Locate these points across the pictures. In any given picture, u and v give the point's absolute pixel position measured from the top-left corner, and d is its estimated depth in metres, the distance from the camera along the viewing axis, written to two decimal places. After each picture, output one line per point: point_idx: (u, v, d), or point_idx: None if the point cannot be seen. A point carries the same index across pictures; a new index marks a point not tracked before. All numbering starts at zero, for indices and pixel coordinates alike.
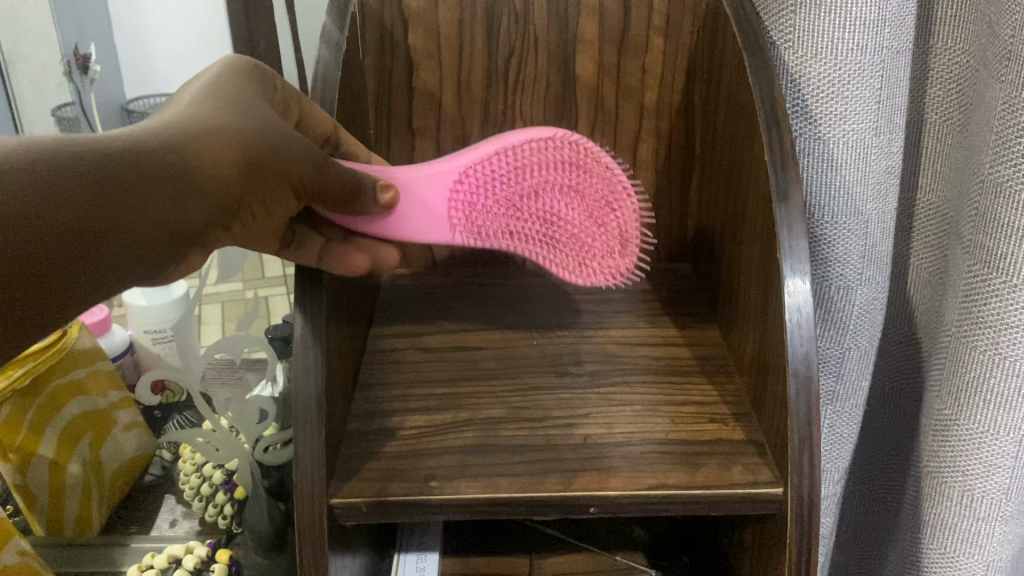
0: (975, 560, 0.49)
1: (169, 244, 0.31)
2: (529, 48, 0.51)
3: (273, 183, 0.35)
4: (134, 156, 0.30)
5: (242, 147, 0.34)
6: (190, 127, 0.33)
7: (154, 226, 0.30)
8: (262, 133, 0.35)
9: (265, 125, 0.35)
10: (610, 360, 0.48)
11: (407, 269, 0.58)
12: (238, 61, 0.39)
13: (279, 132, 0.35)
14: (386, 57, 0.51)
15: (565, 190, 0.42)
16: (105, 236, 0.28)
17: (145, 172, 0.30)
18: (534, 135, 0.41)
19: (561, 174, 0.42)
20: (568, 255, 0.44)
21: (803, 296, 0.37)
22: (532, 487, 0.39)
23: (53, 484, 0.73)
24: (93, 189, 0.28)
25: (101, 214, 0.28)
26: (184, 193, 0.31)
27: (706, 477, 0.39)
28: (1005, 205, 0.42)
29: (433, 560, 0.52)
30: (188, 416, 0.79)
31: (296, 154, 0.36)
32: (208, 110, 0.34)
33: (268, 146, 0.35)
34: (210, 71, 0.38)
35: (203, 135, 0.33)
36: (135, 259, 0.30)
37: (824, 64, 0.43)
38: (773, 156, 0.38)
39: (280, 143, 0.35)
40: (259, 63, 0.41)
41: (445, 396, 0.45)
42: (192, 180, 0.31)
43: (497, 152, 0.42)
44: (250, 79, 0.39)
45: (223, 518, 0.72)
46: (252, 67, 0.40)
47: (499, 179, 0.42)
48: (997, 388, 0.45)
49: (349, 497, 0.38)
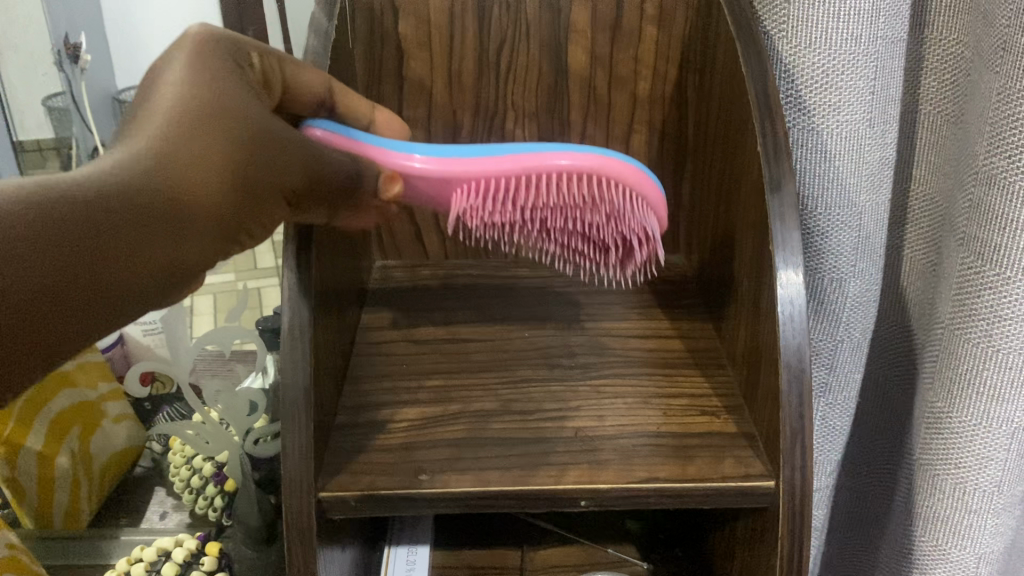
0: (966, 553, 0.49)
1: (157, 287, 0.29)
2: (521, 37, 0.50)
3: (265, 195, 0.32)
4: (107, 202, 0.27)
5: (226, 166, 0.30)
6: (168, 155, 0.29)
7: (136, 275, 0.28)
8: (243, 144, 0.31)
9: (251, 132, 0.31)
10: (601, 353, 0.48)
11: (398, 261, 0.57)
12: (209, 32, 0.33)
13: (261, 138, 0.32)
14: (376, 46, 0.50)
15: (592, 210, 0.40)
16: (94, 291, 0.26)
17: (123, 219, 0.27)
18: (573, 165, 0.37)
19: (596, 202, 0.39)
20: (545, 235, 0.43)
21: (796, 288, 0.37)
22: (522, 480, 0.38)
23: (42, 477, 0.72)
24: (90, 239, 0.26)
25: (102, 262, 0.26)
26: (170, 231, 0.28)
27: (698, 470, 0.39)
28: (999, 196, 0.42)
29: (424, 554, 0.51)
30: (177, 407, 0.78)
31: (281, 168, 0.32)
32: (186, 124, 0.30)
33: (252, 155, 0.31)
34: (174, 57, 0.32)
35: (179, 163, 0.29)
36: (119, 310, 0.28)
37: (818, 53, 0.42)
38: (765, 147, 0.38)
39: (263, 154, 0.32)
40: (229, 32, 0.34)
41: (435, 389, 0.45)
42: (177, 214, 0.29)
43: (526, 172, 0.38)
44: (223, 60, 0.33)
45: (212, 510, 0.72)
46: (221, 43, 0.33)
47: (517, 194, 0.39)
48: (990, 380, 0.44)
49: (338, 490, 0.38)
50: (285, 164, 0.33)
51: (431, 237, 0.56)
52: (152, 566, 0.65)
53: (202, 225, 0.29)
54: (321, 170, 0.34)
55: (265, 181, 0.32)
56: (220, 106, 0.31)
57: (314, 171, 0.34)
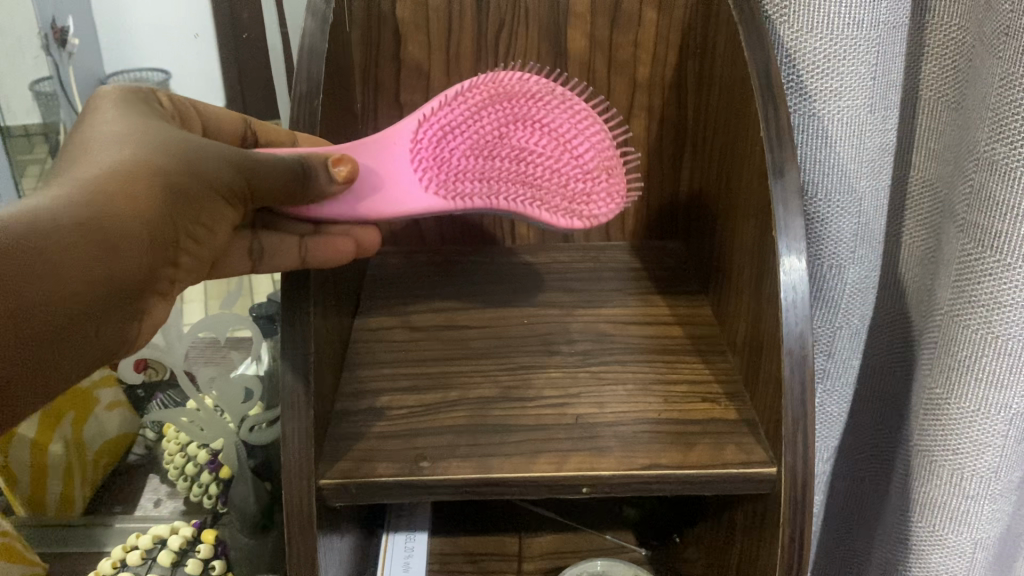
0: (963, 538, 0.49)
1: (116, 327, 0.31)
2: (519, 20, 0.50)
3: (203, 200, 0.35)
4: (77, 230, 0.29)
5: (153, 178, 0.33)
6: (103, 186, 0.31)
7: (94, 314, 0.30)
8: (168, 165, 0.33)
9: (172, 160, 0.34)
10: (601, 339, 0.47)
11: (395, 247, 0.57)
12: (124, 89, 0.38)
13: (191, 156, 0.35)
14: (373, 30, 0.50)
15: (536, 129, 0.42)
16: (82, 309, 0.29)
17: (96, 238, 0.30)
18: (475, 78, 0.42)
19: (529, 112, 0.42)
20: (554, 197, 0.42)
21: (798, 274, 0.36)
22: (523, 467, 0.38)
23: (35, 464, 0.73)
24: (81, 252, 0.29)
25: (89, 282, 0.29)
26: (125, 262, 0.31)
27: (699, 457, 0.39)
28: (1000, 182, 0.42)
29: (422, 540, 0.51)
30: (171, 394, 0.74)
31: (211, 170, 0.35)
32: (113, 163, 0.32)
33: (179, 171, 0.34)
34: (92, 112, 0.36)
35: (109, 190, 0.31)
36: (86, 344, 0.30)
37: (819, 39, 0.42)
38: (768, 133, 0.37)
39: (199, 166, 0.34)
40: (142, 86, 0.39)
41: (434, 375, 0.45)
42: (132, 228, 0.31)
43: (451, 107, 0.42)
44: (141, 96, 0.38)
45: (207, 498, 0.71)
46: (133, 91, 0.38)
47: (458, 128, 0.42)
48: (989, 366, 0.44)
49: (338, 478, 0.38)
50: (230, 161, 0.35)
51: (426, 222, 0.56)
52: (147, 554, 0.66)
53: (156, 245, 0.32)
54: (255, 171, 0.36)
55: (207, 186, 0.35)
56: (138, 135, 0.34)
57: (247, 172, 0.36)
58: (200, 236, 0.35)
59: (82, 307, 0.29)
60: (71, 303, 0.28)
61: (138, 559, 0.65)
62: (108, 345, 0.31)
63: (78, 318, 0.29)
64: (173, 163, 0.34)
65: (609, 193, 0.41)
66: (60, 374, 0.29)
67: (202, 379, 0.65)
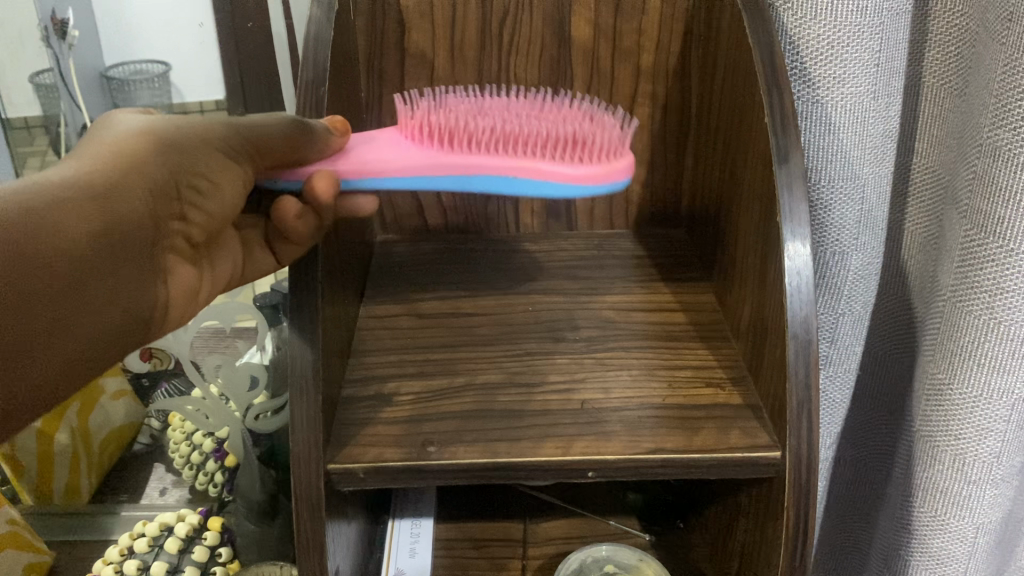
0: (965, 522, 0.49)
1: (138, 289, 0.32)
2: (523, 9, 0.50)
3: (203, 159, 0.35)
4: (72, 193, 0.30)
5: (150, 146, 0.34)
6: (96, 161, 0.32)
7: (108, 278, 0.30)
8: (163, 133, 0.35)
9: (167, 130, 0.35)
10: (606, 326, 0.48)
11: (399, 234, 0.57)
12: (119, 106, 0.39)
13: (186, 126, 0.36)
14: (377, 18, 0.50)
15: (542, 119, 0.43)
16: (93, 266, 0.29)
17: (94, 198, 0.30)
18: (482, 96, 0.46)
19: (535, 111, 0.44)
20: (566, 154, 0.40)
21: (803, 259, 0.37)
22: (529, 452, 0.39)
23: (41, 453, 0.74)
24: (81, 213, 0.29)
25: (96, 239, 0.30)
26: (121, 218, 0.31)
27: (704, 440, 0.39)
28: (1003, 168, 0.42)
29: (428, 526, 0.53)
30: (176, 383, 0.74)
31: (205, 134, 0.36)
32: (107, 145, 0.33)
33: (175, 138, 0.35)
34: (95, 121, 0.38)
35: (105, 165, 0.32)
36: (111, 306, 0.30)
37: (823, 25, 0.42)
38: (773, 119, 0.37)
39: (197, 133, 0.35)
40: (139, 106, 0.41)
41: (440, 361, 0.45)
42: (126, 191, 0.32)
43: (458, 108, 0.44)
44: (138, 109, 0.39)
45: (213, 486, 0.73)
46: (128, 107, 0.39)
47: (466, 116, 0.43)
48: (991, 352, 0.45)
49: (347, 463, 0.38)
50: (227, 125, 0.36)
51: (430, 211, 0.56)
52: (155, 541, 0.67)
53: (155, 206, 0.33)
54: (253, 132, 0.36)
55: (207, 147, 0.35)
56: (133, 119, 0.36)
57: (248, 134, 0.36)
58: (207, 196, 0.36)
59: (92, 264, 0.29)
60: (80, 261, 0.29)
61: (145, 546, 0.66)
62: (138, 307, 0.32)
63: (90, 276, 0.29)
64: (171, 132, 0.35)
65: (622, 143, 0.41)
66: (91, 331, 0.30)
67: (207, 368, 0.65)
